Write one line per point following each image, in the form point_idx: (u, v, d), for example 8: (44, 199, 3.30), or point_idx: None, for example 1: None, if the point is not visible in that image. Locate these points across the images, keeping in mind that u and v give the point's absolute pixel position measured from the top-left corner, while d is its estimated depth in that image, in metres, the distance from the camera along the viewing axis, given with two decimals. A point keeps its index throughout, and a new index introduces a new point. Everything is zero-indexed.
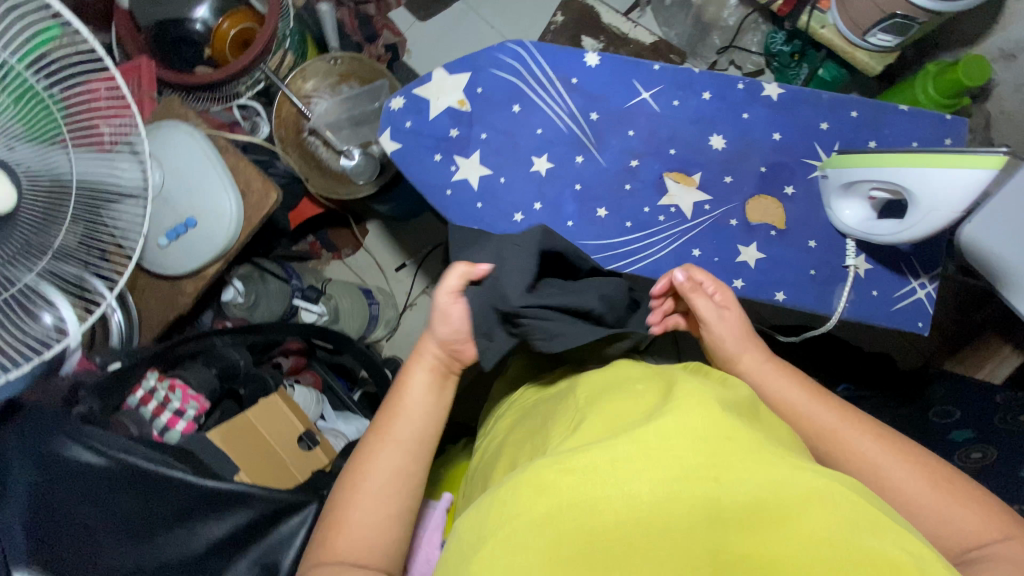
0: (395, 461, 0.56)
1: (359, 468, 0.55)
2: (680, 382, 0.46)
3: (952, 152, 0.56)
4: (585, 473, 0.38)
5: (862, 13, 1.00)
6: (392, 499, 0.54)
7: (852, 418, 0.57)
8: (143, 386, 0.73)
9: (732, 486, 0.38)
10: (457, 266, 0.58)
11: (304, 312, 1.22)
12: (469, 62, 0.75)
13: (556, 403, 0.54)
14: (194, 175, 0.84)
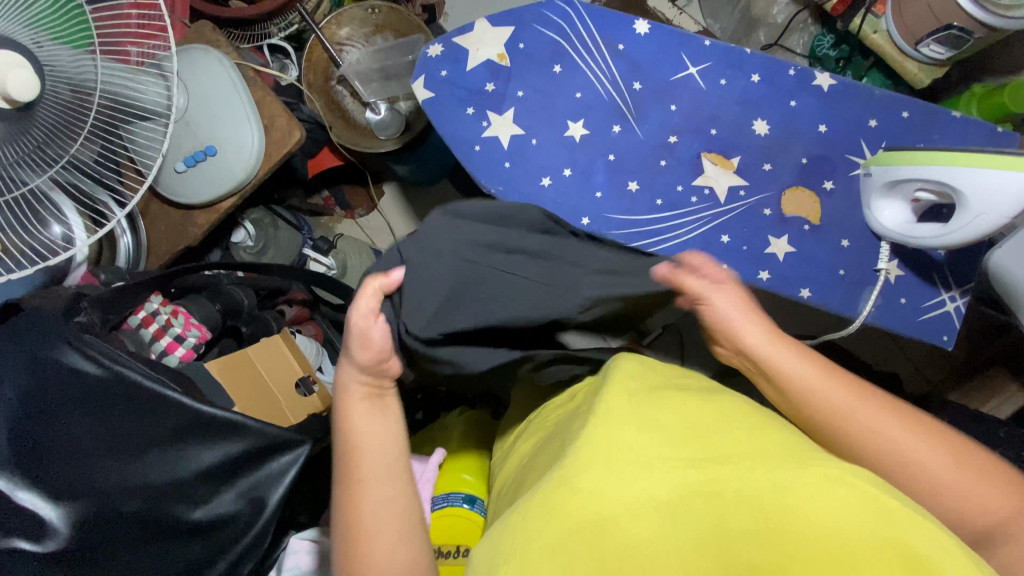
0: (381, 476, 0.50)
1: (348, 496, 0.50)
2: (681, 399, 0.44)
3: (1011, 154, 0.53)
4: (592, 493, 0.36)
5: (919, 20, 0.97)
6: (391, 503, 0.50)
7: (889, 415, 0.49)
8: (145, 308, 0.71)
9: (739, 501, 0.35)
10: (372, 283, 0.51)
11: (313, 263, 1.20)
12: (514, 15, 0.72)
13: (569, 421, 0.50)
14: (219, 103, 0.82)
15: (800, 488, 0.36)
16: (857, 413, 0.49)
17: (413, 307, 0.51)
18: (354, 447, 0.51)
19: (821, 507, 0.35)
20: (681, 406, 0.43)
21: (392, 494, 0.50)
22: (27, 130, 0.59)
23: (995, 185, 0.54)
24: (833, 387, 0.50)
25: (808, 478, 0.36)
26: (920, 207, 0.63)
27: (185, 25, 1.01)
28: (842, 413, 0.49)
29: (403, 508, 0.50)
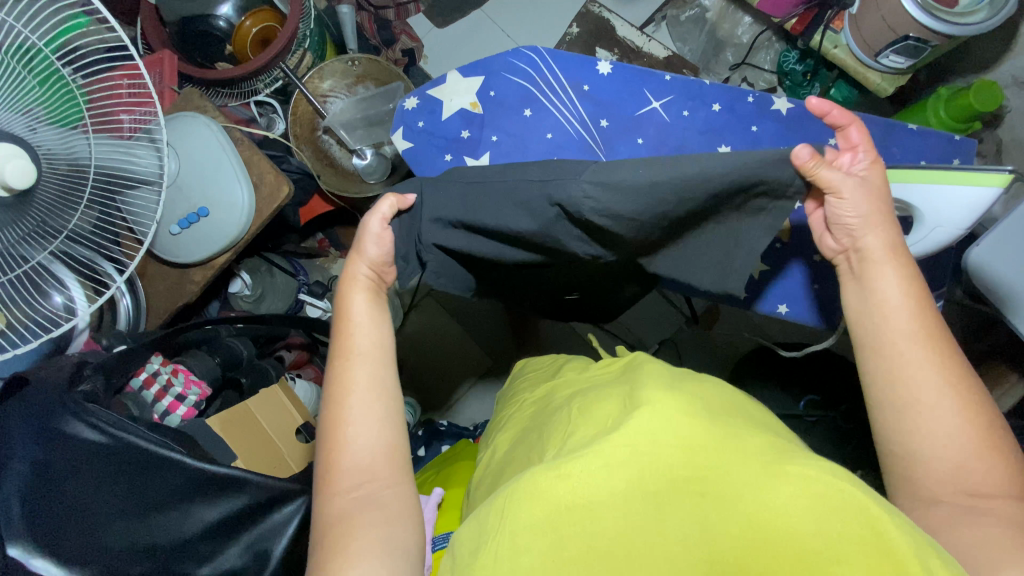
0: (370, 366, 0.55)
1: (337, 424, 0.53)
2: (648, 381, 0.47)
3: (961, 169, 0.55)
4: (582, 476, 0.38)
5: (875, 35, 1.01)
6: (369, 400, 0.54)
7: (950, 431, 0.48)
8: (146, 369, 0.74)
9: (717, 493, 0.36)
10: (387, 197, 0.62)
11: (310, 307, 1.21)
12: (482, 65, 0.76)
13: (555, 415, 0.52)
14: (208, 166, 0.85)
15: (777, 489, 0.36)
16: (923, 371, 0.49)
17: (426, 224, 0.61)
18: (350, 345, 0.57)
19: (796, 517, 0.34)
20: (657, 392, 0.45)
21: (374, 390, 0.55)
22: (27, 208, 0.62)
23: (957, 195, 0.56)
24: (911, 346, 0.49)
25: (792, 483, 0.36)
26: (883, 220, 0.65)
27: (174, 91, 1.06)
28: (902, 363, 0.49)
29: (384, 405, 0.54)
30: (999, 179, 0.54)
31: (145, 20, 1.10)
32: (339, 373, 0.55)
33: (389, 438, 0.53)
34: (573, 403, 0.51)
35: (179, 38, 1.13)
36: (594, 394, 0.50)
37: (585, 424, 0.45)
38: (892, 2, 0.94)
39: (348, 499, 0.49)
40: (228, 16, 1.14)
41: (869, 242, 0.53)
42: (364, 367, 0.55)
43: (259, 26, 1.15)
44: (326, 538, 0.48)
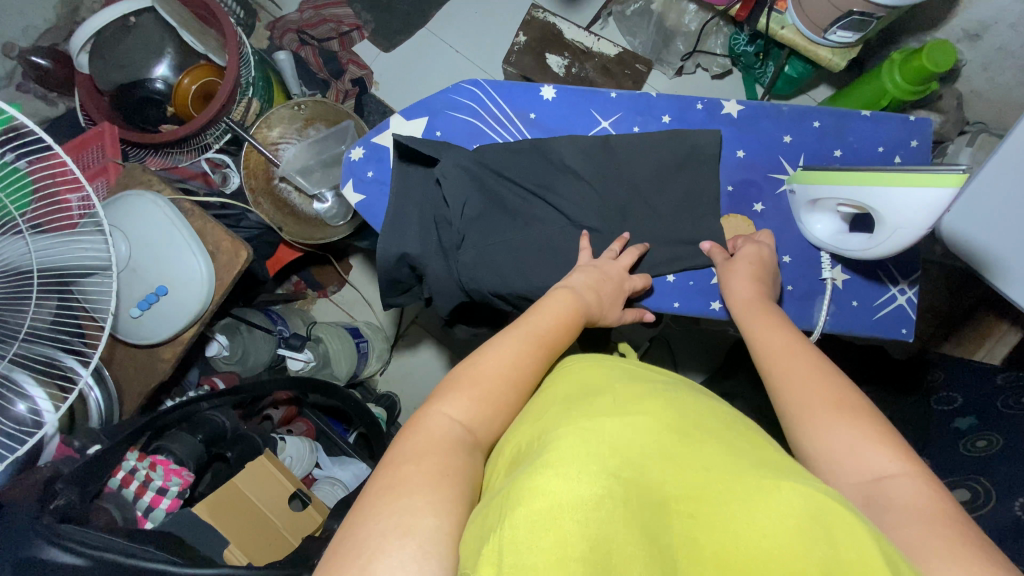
0: (520, 337, 0.57)
1: (467, 365, 0.55)
2: (634, 401, 0.49)
3: (921, 172, 0.58)
4: (559, 472, 0.37)
5: (820, 12, 0.99)
6: (444, 441, 0.48)
7: (862, 448, 0.48)
8: (123, 467, 0.72)
9: (706, 512, 0.37)
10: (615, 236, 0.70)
11: (291, 361, 1.17)
12: (425, 106, 0.77)
13: (533, 416, 0.51)
14: (160, 243, 0.82)
15: (758, 522, 0.36)
16: (841, 432, 0.49)
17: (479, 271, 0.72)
18: (462, 383, 0.53)
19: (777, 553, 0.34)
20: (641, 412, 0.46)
21: (456, 433, 0.49)
22: None
23: (900, 197, 0.58)
24: (814, 401, 0.51)
25: (764, 495, 0.38)
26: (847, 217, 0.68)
27: (119, 164, 1.03)
28: (822, 424, 0.50)
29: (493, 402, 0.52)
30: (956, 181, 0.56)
31: (81, 90, 1.08)
32: (494, 341, 0.57)
33: (491, 405, 0.52)
34: (549, 410, 0.51)
35: (118, 106, 1.11)
36: (566, 403, 0.51)
37: (565, 426, 0.44)
38: None
39: (438, 425, 0.49)
40: (166, 77, 1.11)
41: (736, 287, 0.67)
42: (514, 339, 0.57)
43: (199, 83, 1.11)
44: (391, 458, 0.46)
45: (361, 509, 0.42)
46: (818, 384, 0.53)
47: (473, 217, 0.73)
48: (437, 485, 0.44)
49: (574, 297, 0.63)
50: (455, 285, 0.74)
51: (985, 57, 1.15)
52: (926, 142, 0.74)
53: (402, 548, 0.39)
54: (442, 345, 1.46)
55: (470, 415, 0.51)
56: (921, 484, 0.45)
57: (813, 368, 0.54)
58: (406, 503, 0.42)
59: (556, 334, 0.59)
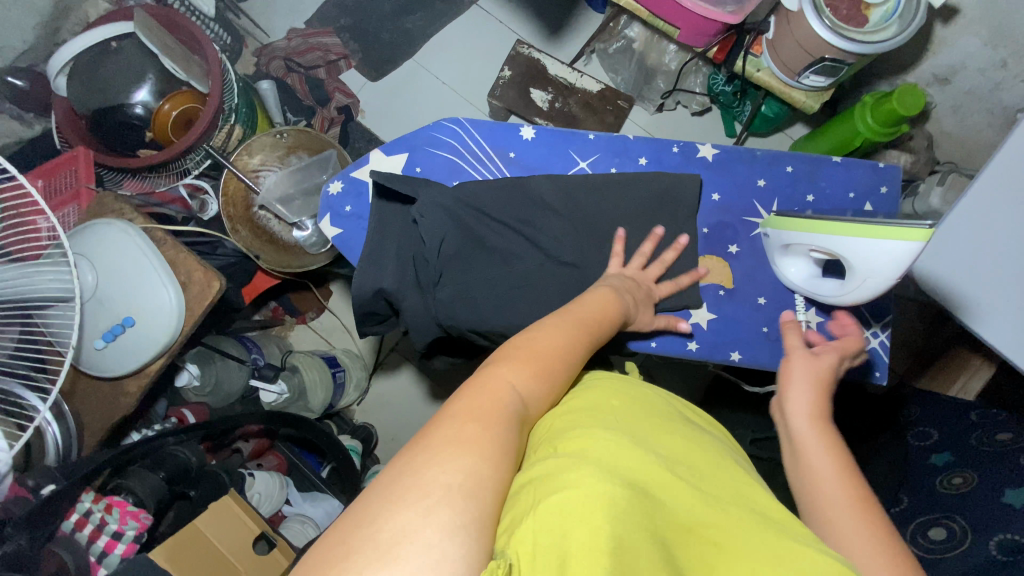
0: (575, 328, 0.56)
1: (524, 338, 0.54)
2: (666, 430, 0.53)
3: (881, 223, 0.58)
4: (593, 482, 0.41)
5: (794, 57, 1.02)
6: (498, 409, 0.46)
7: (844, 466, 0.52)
8: (77, 509, 0.68)
9: (707, 534, 0.42)
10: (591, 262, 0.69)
11: (263, 392, 1.16)
12: (405, 142, 0.78)
13: (572, 412, 0.54)
14: (130, 273, 0.80)
15: (767, 567, 0.39)
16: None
17: (456, 311, 0.72)
18: (518, 356, 0.51)
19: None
20: (671, 445, 0.51)
21: (514, 401, 0.47)
22: None
23: (857, 247, 0.60)
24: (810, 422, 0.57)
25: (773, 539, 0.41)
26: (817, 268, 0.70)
27: (92, 190, 1.01)
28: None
29: (548, 382, 0.51)
30: (920, 233, 0.56)
31: (59, 112, 1.05)
32: (548, 326, 0.56)
33: (546, 387, 0.51)
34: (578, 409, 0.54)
35: (96, 131, 1.09)
36: (591, 409, 0.53)
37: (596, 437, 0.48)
38: (805, 26, 0.95)
39: (497, 390, 0.47)
40: (146, 102, 1.10)
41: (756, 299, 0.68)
42: (568, 328, 0.56)
43: (180, 109, 1.10)
44: (450, 414, 0.44)
45: (418, 456, 0.41)
46: (863, 536, 0.46)
47: (451, 255, 0.72)
48: (496, 459, 0.43)
49: (614, 293, 0.63)
50: (431, 323, 0.73)
51: (954, 101, 1.20)
52: (896, 188, 0.76)
53: (458, 517, 0.38)
54: (423, 374, 1.45)
55: (526, 392, 0.49)
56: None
57: (855, 515, 0.48)
58: (464, 465, 0.40)
59: (599, 318, 0.59)
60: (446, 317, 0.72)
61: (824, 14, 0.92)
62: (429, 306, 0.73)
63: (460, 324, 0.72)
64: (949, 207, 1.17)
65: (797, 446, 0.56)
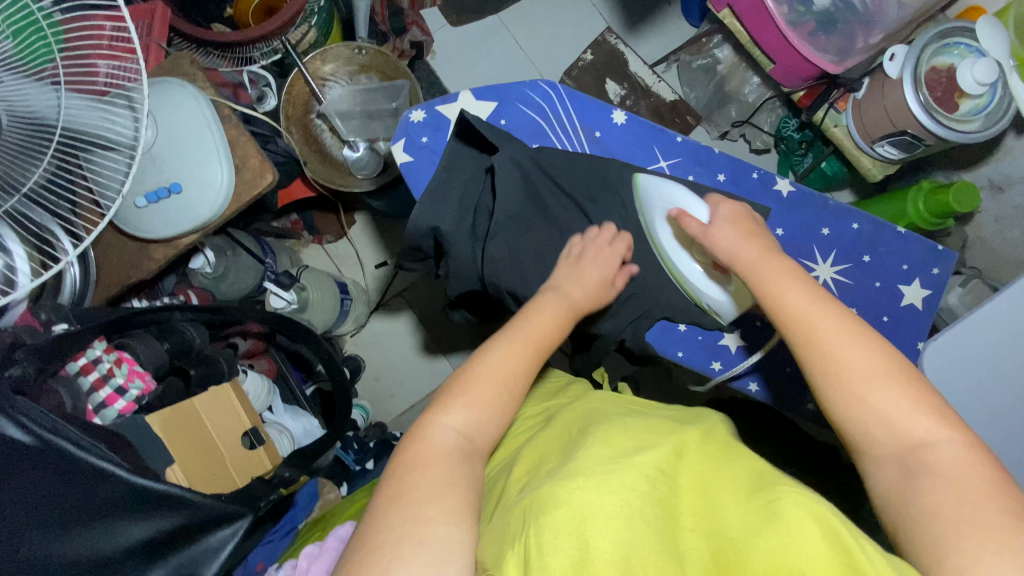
0: (520, 348, 0.58)
1: (468, 365, 0.57)
2: (654, 422, 0.54)
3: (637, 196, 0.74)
4: (575, 484, 0.42)
5: (875, 122, 1.03)
6: (445, 450, 0.50)
7: (881, 362, 0.51)
8: (86, 355, 0.68)
9: (713, 525, 0.43)
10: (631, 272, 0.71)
11: (273, 297, 1.16)
12: (497, 92, 0.78)
13: (560, 431, 0.56)
14: (191, 141, 0.79)
15: (763, 518, 0.41)
16: (876, 396, 0.50)
17: (501, 270, 0.72)
18: (462, 388, 0.55)
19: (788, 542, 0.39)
20: (659, 432, 0.51)
21: (452, 439, 0.51)
22: None
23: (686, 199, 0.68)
24: (831, 327, 0.53)
25: (779, 505, 0.42)
26: (723, 280, 0.71)
27: (163, 49, 0.97)
28: (873, 402, 0.50)
29: (496, 414, 0.55)
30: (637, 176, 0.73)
31: None
32: (499, 346, 0.58)
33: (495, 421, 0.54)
34: (566, 424, 0.57)
35: None
36: (575, 421, 0.56)
37: (575, 443, 0.50)
38: (898, 95, 0.97)
39: (442, 432, 0.52)
40: None
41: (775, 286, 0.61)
42: (516, 348, 0.58)
43: None
44: (401, 461, 0.50)
45: (374, 522, 0.46)
46: (857, 351, 0.52)
47: (512, 214, 0.72)
48: (439, 496, 0.47)
49: (565, 305, 0.64)
50: (473, 274, 0.74)
51: (1000, 211, 1.22)
52: (947, 273, 0.78)
53: (415, 558, 0.42)
54: (421, 325, 1.45)
55: (469, 424, 0.53)
56: (959, 446, 0.47)
57: (841, 333, 0.53)
58: (412, 513, 0.45)
59: (551, 335, 0.61)
60: (489, 272, 0.73)
61: (922, 90, 0.94)
62: (475, 258, 0.74)
63: (502, 283, 0.73)
64: (964, 309, 1.21)
65: (768, 293, 0.58)
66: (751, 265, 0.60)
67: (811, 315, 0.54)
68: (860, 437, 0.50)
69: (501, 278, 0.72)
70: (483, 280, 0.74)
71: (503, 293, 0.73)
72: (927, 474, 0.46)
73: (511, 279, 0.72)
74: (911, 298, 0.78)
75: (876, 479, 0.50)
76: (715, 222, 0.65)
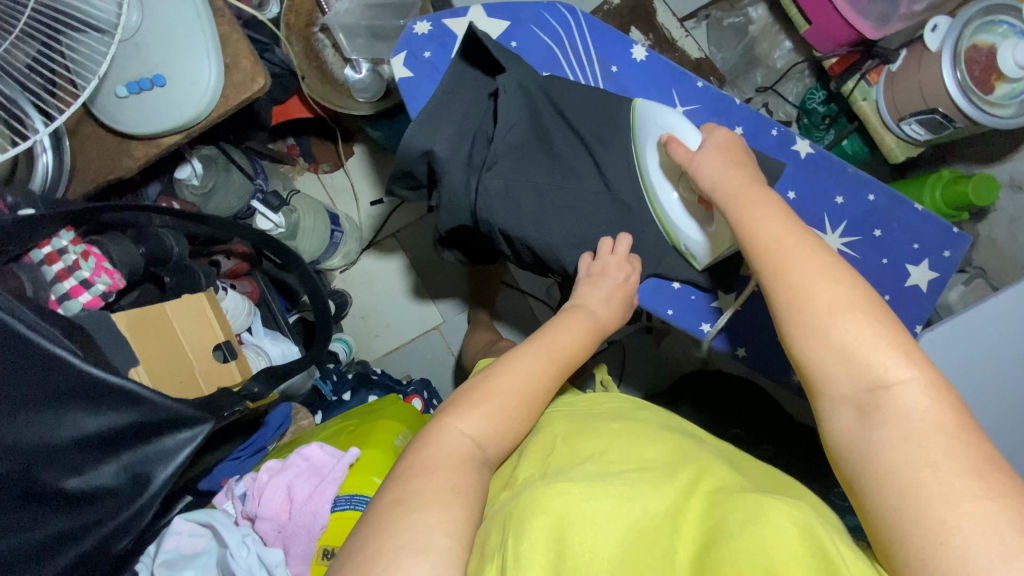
0: (537, 361, 0.57)
1: (483, 377, 0.56)
2: (652, 440, 0.53)
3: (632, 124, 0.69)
4: (568, 494, 0.43)
5: (907, 96, 0.98)
6: (457, 456, 0.48)
7: (861, 297, 0.48)
8: (52, 244, 0.63)
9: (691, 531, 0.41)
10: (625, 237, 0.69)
11: (260, 217, 1.11)
12: (512, 12, 0.74)
13: (553, 433, 0.55)
14: (178, 30, 0.73)
15: (739, 517, 0.39)
16: (839, 333, 0.47)
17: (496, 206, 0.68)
18: (476, 398, 0.53)
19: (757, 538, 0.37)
20: (653, 449, 0.51)
21: (467, 449, 0.49)
22: None
23: (678, 123, 0.64)
24: (803, 259, 0.51)
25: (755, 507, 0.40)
26: (704, 218, 0.67)
27: None
28: (834, 335, 0.47)
29: (511, 428, 0.53)
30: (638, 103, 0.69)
31: None
32: (516, 357, 0.57)
33: (509, 435, 0.53)
34: (557, 429, 0.56)
35: None
36: (569, 429, 0.56)
37: (570, 460, 0.50)
38: (934, 69, 0.92)
39: (455, 437, 0.50)
40: None
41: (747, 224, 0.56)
42: (534, 361, 0.57)
43: None
44: (408, 467, 0.47)
45: (373, 524, 0.43)
46: (826, 285, 0.49)
47: (514, 145, 0.68)
48: (447, 504, 0.44)
49: (587, 321, 0.63)
50: (467, 206, 0.71)
51: (1016, 211, 1.17)
52: (957, 258, 0.76)
53: (417, 566, 0.39)
54: (412, 267, 1.42)
55: (483, 434, 0.51)
56: (922, 390, 0.44)
57: (808, 266, 0.50)
58: (418, 517, 0.42)
59: (572, 352, 0.60)
60: (483, 206, 0.69)
61: (959, 67, 0.89)
62: (470, 190, 0.70)
63: (495, 219, 0.69)
64: (962, 307, 1.18)
65: (740, 218, 0.56)
66: (728, 198, 0.58)
67: (782, 246, 0.52)
68: (817, 382, 0.48)
69: (495, 214, 0.69)
70: (477, 214, 0.71)
71: (495, 228, 0.70)
72: (886, 429, 0.43)
73: (505, 216, 0.68)
74: (916, 278, 0.76)
75: (832, 423, 0.47)
76: (704, 149, 0.62)
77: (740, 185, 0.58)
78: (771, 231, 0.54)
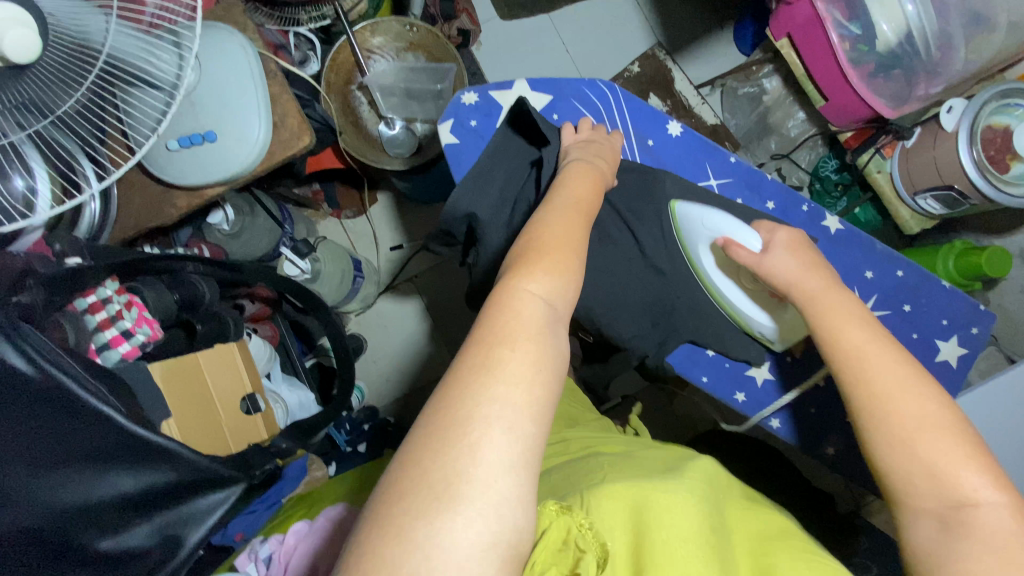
0: (579, 219, 0.54)
1: (531, 235, 0.51)
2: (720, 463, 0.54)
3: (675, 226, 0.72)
4: (642, 489, 0.44)
5: (921, 171, 1.01)
6: (531, 315, 0.45)
7: (940, 407, 0.51)
8: (97, 293, 0.64)
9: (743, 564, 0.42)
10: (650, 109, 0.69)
11: (288, 263, 1.13)
12: (555, 86, 0.78)
13: (615, 455, 0.56)
14: (232, 91, 0.77)
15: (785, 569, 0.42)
16: (939, 449, 0.49)
17: None
18: (534, 258, 0.49)
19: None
20: (722, 474, 0.52)
21: (539, 308, 0.46)
22: (16, 80, 0.52)
23: (729, 225, 0.67)
24: (882, 358, 0.54)
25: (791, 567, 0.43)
26: (773, 306, 0.71)
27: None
28: (918, 448, 0.49)
29: (571, 284, 0.49)
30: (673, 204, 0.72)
31: None
32: (564, 214, 0.53)
33: (571, 286, 0.49)
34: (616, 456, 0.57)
35: None
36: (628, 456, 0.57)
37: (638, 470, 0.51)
38: (950, 150, 0.96)
39: (525, 295, 0.46)
40: None
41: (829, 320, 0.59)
42: (577, 218, 0.54)
43: None
44: (480, 335, 0.44)
45: (458, 395, 0.40)
46: (910, 399, 0.51)
47: None
48: (533, 369, 0.42)
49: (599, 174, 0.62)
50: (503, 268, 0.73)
51: None
52: (986, 334, 0.76)
53: (510, 449, 0.38)
54: (428, 314, 1.43)
55: (551, 288, 0.47)
56: (1008, 514, 0.46)
57: (897, 371, 0.53)
58: (502, 394, 0.40)
59: (589, 197, 0.58)
60: None
61: (976, 147, 0.92)
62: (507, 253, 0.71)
63: None
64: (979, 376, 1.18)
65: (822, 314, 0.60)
66: (807, 299, 0.62)
67: (868, 352, 0.55)
68: (895, 488, 0.50)
69: None
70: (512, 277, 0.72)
71: None
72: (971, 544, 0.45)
73: None
74: (945, 353, 0.77)
75: (910, 531, 0.49)
76: (769, 250, 0.65)
77: (811, 282, 0.62)
78: (857, 335, 0.57)
